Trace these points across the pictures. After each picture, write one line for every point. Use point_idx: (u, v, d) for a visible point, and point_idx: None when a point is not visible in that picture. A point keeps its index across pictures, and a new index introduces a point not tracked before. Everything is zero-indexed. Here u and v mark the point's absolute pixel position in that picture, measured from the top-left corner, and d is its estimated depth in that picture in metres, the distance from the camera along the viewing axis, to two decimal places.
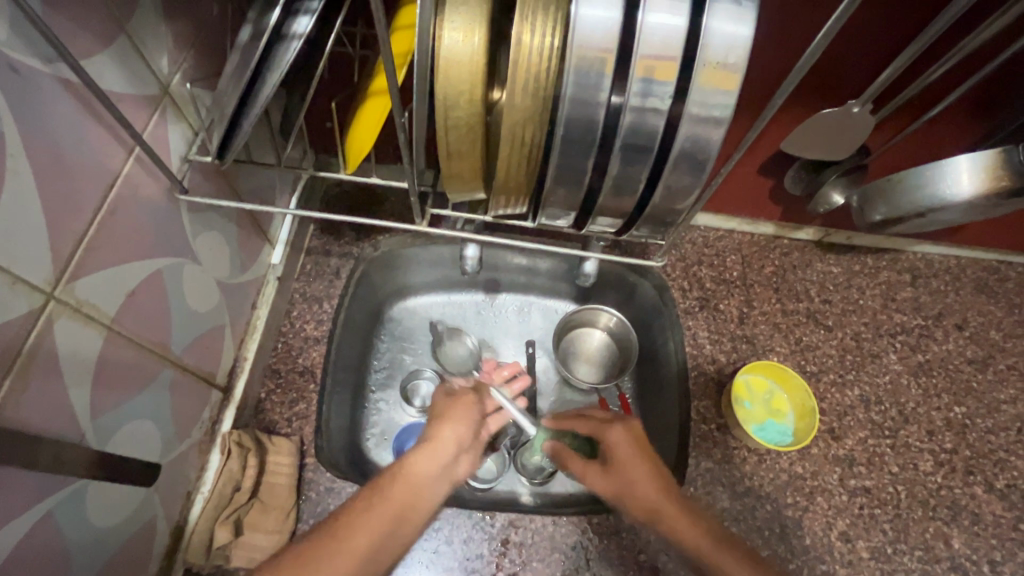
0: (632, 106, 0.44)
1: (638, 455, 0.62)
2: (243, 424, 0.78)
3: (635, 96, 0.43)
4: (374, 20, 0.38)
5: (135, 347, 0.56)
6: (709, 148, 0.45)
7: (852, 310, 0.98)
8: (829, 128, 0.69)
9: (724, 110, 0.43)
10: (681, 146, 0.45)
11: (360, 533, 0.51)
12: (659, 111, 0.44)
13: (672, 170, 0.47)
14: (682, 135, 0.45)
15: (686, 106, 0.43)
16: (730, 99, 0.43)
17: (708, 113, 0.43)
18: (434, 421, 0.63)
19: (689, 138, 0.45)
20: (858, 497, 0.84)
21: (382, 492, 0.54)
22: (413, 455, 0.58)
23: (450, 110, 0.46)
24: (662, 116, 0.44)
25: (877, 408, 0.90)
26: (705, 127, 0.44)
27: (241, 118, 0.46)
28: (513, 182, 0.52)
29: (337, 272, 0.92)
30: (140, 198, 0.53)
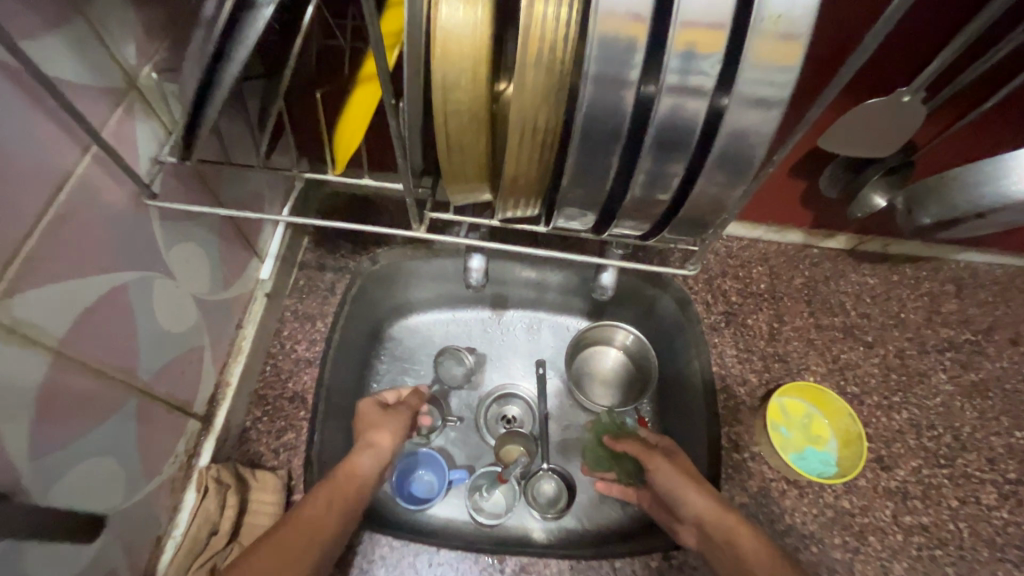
0: (671, 87, 0.37)
1: (686, 481, 0.68)
2: (224, 458, 0.70)
3: (674, 74, 0.36)
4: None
5: (92, 374, 0.49)
6: (762, 136, 0.38)
7: (893, 325, 0.90)
8: (874, 121, 0.62)
9: (782, 90, 0.36)
10: (728, 135, 0.38)
11: (309, 527, 0.58)
12: (702, 92, 0.37)
13: (717, 163, 0.40)
14: (728, 121, 0.38)
15: (737, 86, 0.36)
16: (790, 77, 0.36)
17: (764, 94, 0.36)
18: (367, 426, 0.69)
19: (738, 126, 0.38)
20: (916, 537, 0.74)
21: (329, 487, 0.62)
22: (358, 460, 0.65)
23: (450, 93, 0.39)
24: (706, 97, 0.37)
25: (928, 433, 0.81)
26: (758, 110, 0.37)
27: (209, 98, 0.40)
28: (523, 179, 0.45)
29: (332, 288, 0.85)
30: (99, 202, 0.47)
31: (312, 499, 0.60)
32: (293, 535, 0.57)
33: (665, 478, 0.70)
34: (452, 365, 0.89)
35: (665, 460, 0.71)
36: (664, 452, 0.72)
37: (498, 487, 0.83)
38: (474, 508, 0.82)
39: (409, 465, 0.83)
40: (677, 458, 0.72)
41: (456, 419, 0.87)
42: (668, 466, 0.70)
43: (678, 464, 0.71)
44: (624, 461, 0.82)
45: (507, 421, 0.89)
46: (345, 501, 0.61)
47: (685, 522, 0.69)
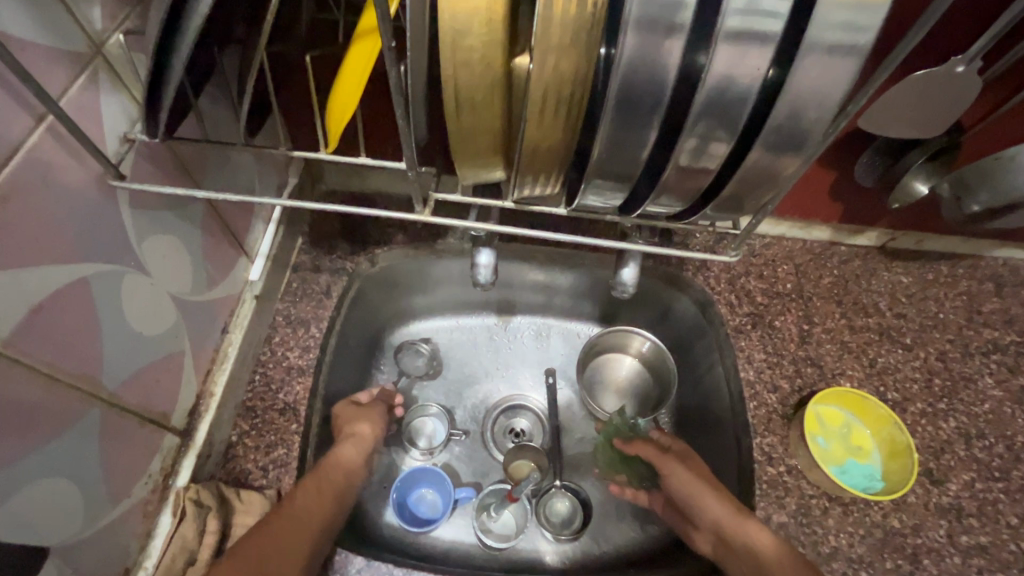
0: (729, 32, 0.31)
1: (703, 484, 0.65)
2: (206, 476, 0.64)
3: (736, 15, 0.30)
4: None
5: (43, 381, 0.42)
6: (833, 91, 0.32)
7: (931, 326, 0.83)
8: (922, 97, 0.56)
9: (865, 34, 0.30)
10: (796, 91, 0.33)
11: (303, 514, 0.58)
12: (767, 39, 0.31)
13: (778, 125, 0.34)
14: (796, 74, 0.32)
15: (812, 28, 0.30)
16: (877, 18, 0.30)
17: (843, 39, 0.30)
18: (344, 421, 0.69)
19: (805, 81, 0.32)
20: (974, 559, 0.67)
21: (316, 475, 0.62)
22: (342, 453, 0.66)
23: (460, 40, 0.33)
24: (772, 44, 0.31)
25: (980, 444, 0.74)
26: (833, 59, 0.31)
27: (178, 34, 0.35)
28: (546, 146, 0.39)
29: (327, 292, 0.77)
30: (53, 181, 0.41)
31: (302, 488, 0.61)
32: (286, 524, 0.57)
33: (679, 484, 0.67)
34: (413, 360, 0.81)
35: (680, 465, 0.68)
36: (679, 456, 0.69)
37: (507, 507, 0.76)
38: (481, 529, 0.74)
39: (410, 484, 0.75)
40: (694, 463, 0.68)
41: (461, 432, 0.80)
42: (683, 471, 0.67)
43: (694, 469, 0.68)
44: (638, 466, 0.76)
45: (516, 434, 0.82)
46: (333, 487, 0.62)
47: (700, 530, 0.65)
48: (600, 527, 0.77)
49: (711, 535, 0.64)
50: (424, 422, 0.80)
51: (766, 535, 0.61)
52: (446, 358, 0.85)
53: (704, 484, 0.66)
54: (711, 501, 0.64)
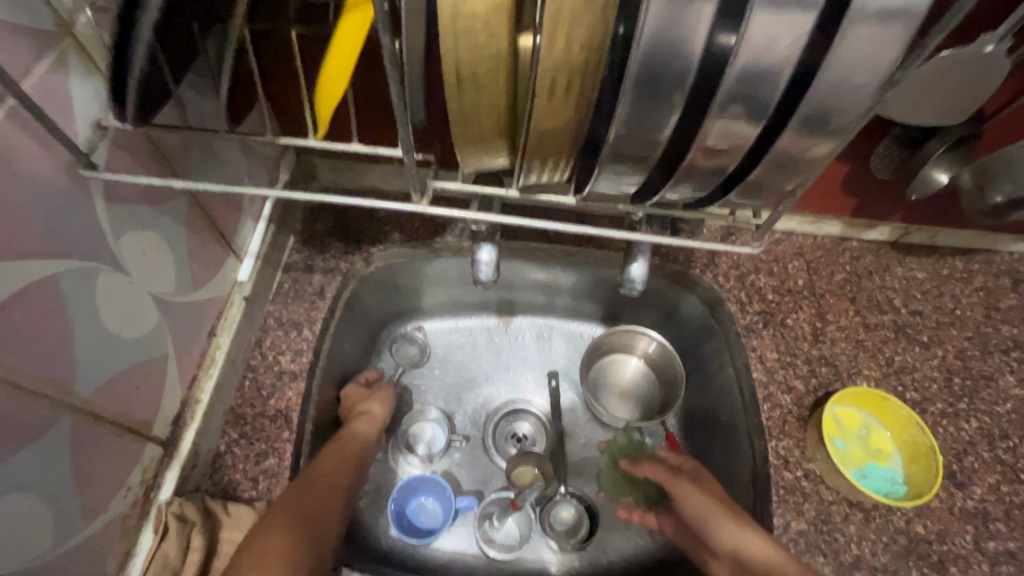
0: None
1: (719, 510, 0.61)
2: (192, 488, 0.60)
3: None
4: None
5: (5, 389, 0.39)
6: (877, 62, 0.29)
7: (948, 322, 0.80)
8: (947, 79, 0.53)
9: None
10: (836, 60, 0.30)
11: (328, 473, 0.58)
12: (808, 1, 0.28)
13: (815, 100, 0.31)
14: (840, 40, 0.29)
15: None
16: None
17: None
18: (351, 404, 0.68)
19: (848, 49, 0.29)
20: (1003, 566, 0.64)
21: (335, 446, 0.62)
22: (356, 427, 0.65)
23: (461, 5, 0.30)
24: (813, 7, 0.28)
25: (1003, 445, 0.71)
26: (881, 25, 0.28)
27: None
28: (555, 127, 0.35)
29: (321, 292, 0.74)
30: (14, 167, 0.37)
31: (325, 454, 0.61)
32: (314, 483, 0.56)
33: (693, 504, 0.63)
34: (407, 349, 0.80)
35: (691, 485, 0.64)
36: (689, 476, 0.66)
37: (511, 516, 0.72)
38: (484, 540, 0.71)
39: (407, 494, 0.71)
40: (707, 484, 0.64)
41: (461, 438, 0.77)
42: (694, 492, 0.63)
43: (707, 489, 0.64)
44: (643, 483, 0.76)
45: (518, 439, 0.78)
46: (350, 458, 0.62)
47: (718, 558, 0.60)
48: (607, 536, 0.73)
49: (730, 562, 0.59)
50: (423, 428, 0.77)
51: (790, 561, 0.56)
52: (445, 361, 0.81)
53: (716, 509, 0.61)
54: (727, 524, 0.59)
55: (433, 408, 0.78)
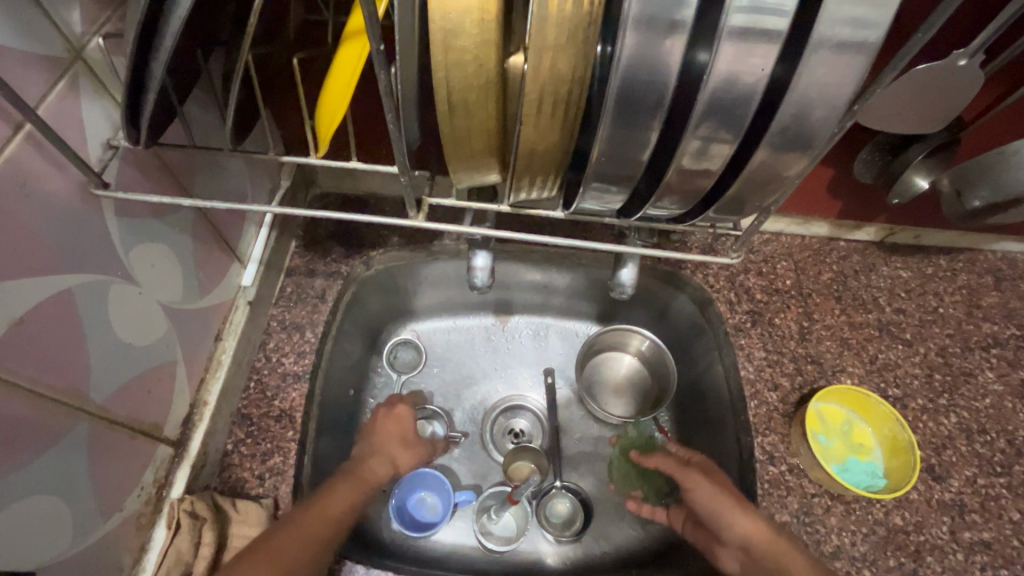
0: (731, 30, 0.30)
1: (729, 499, 0.61)
2: (202, 486, 0.63)
3: (740, 12, 0.29)
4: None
5: (26, 396, 0.41)
6: (840, 91, 0.31)
7: (931, 321, 0.83)
8: (923, 90, 0.55)
9: (875, 29, 0.29)
10: (802, 88, 0.32)
11: (329, 511, 0.57)
12: (773, 36, 0.30)
13: (783, 125, 0.33)
14: (804, 71, 0.31)
15: (818, 23, 0.29)
16: (889, 8, 0.29)
17: (852, 35, 0.30)
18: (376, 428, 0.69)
19: (812, 79, 0.31)
20: (978, 555, 0.67)
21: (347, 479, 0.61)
22: (368, 464, 0.64)
23: (451, 38, 0.32)
24: (776, 42, 0.30)
25: (981, 439, 0.74)
26: (841, 57, 0.30)
27: (158, 32, 0.34)
28: (542, 148, 0.37)
29: (322, 295, 0.77)
30: (31, 188, 0.39)
31: (335, 488, 0.60)
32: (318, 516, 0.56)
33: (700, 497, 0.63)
34: (403, 354, 0.82)
35: (701, 476, 0.63)
36: (699, 467, 0.65)
37: (508, 509, 0.75)
38: (482, 532, 0.74)
39: (409, 490, 0.74)
40: (716, 475, 0.64)
41: (459, 434, 0.79)
42: (707, 484, 0.63)
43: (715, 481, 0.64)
44: (654, 479, 0.76)
45: (515, 435, 0.81)
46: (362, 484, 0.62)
47: (727, 547, 0.61)
48: (601, 529, 0.76)
49: (738, 552, 0.60)
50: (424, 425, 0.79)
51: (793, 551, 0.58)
52: (444, 360, 0.84)
53: (730, 500, 0.61)
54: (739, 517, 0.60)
55: (433, 406, 0.80)
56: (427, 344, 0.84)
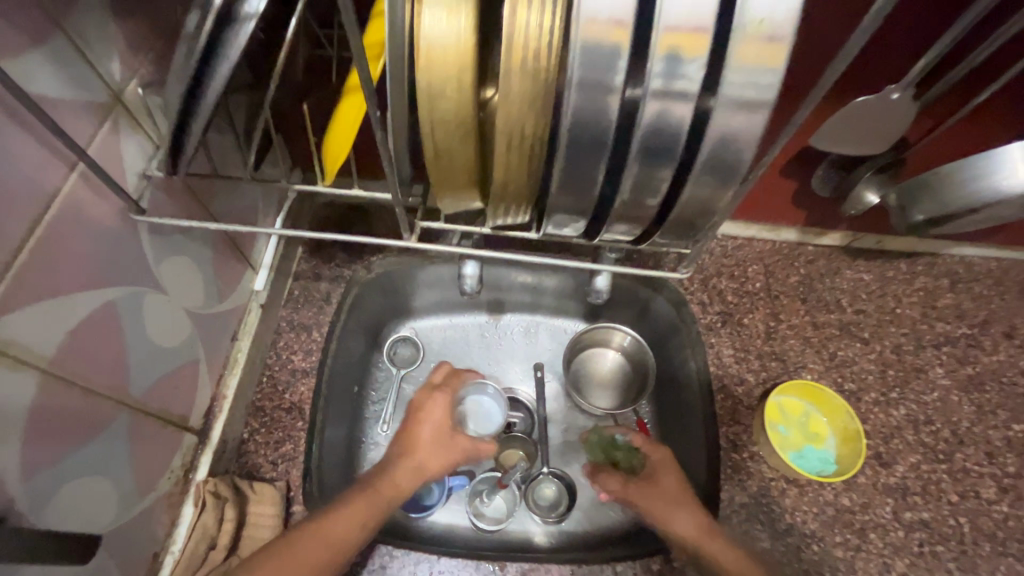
0: (653, 92, 0.36)
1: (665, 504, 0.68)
2: (222, 470, 0.71)
3: (657, 79, 0.35)
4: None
5: (80, 391, 0.48)
6: (750, 139, 0.37)
7: (888, 320, 0.90)
8: (862, 120, 0.62)
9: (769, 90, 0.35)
10: (720, 138, 0.37)
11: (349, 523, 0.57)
12: (687, 96, 0.36)
13: (708, 167, 0.39)
14: (717, 124, 0.36)
15: (720, 88, 0.35)
16: (774, 79, 0.34)
17: (745, 95, 0.35)
18: (412, 418, 0.66)
19: (730, 131, 0.37)
20: (917, 533, 0.75)
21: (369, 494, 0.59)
22: (395, 477, 0.61)
23: (435, 101, 0.38)
24: (690, 102, 0.36)
25: (927, 429, 0.82)
26: (751, 114, 0.36)
27: (198, 108, 0.38)
28: (513, 184, 0.43)
29: (327, 298, 0.84)
30: (84, 219, 0.46)
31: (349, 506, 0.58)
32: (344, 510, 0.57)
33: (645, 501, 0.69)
34: (402, 348, 0.89)
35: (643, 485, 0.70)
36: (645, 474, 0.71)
37: (498, 493, 0.83)
38: (475, 514, 0.82)
39: None
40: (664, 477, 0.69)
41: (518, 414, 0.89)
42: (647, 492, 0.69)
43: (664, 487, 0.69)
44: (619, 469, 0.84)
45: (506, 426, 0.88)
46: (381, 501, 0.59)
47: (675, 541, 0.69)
48: (582, 508, 0.84)
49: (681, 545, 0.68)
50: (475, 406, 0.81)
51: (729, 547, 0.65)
52: (441, 355, 0.90)
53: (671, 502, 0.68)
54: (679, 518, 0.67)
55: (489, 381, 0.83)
56: (424, 342, 0.91)
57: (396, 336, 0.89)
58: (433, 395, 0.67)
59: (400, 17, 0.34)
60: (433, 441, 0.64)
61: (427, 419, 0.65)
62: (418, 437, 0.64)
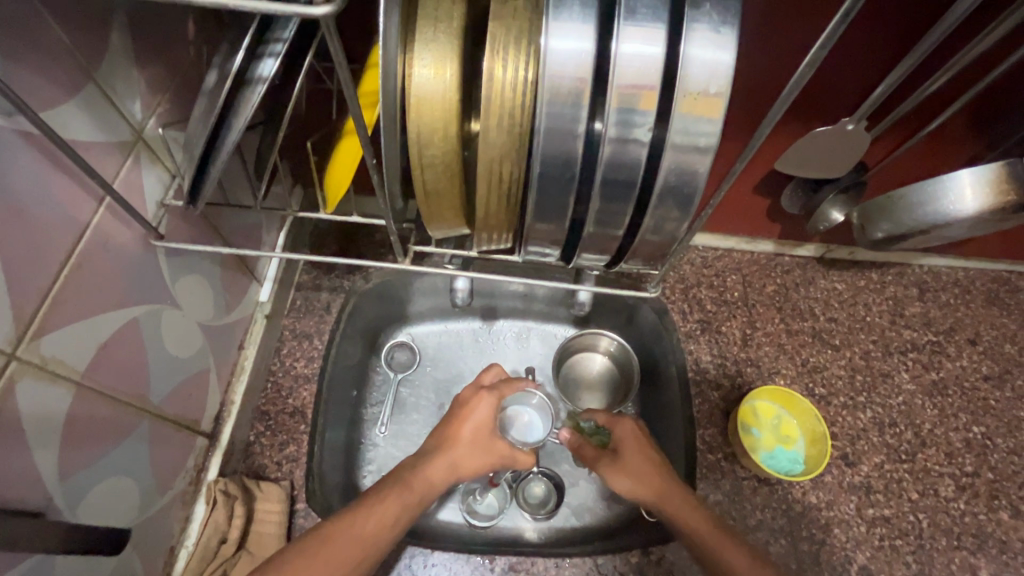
0: (611, 138, 0.40)
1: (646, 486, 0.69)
2: (231, 471, 0.76)
3: (612, 127, 0.39)
4: (325, 36, 0.33)
5: (107, 401, 0.54)
6: (699, 180, 0.41)
7: (858, 328, 0.95)
8: (822, 146, 0.67)
9: (712, 138, 0.39)
10: (670, 178, 0.41)
11: (379, 519, 0.62)
12: (641, 141, 0.40)
13: (660, 201, 0.42)
14: (666, 167, 0.40)
15: (667, 135, 0.39)
16: (715, 128, 0.39)
17: (691, 142, 0.39)
18: (457, 414, 0.71)
19: (680, 173, 0.41)
20: (878, 528, 0.80)
21: (398, 490, 0.64)
22: (425, 474, 0.66)
23: (424, 148, 0.43)
24: (644, 146, 0.40)
25: (891, 431, 0.87)
26: (699, 158, 0.40)
27: (214, 154, 0.44)
28: (493, 217, 0.47)
29: (328, 307, 0.90)
30: (111, 246, 0.51)
31: (383, 501, 0.63)
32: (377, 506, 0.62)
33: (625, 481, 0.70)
34: (398, 354, 0.94)
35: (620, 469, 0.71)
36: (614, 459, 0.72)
37: (490, 491, 0.88)
38: (468, 511, 0.87)
39: None
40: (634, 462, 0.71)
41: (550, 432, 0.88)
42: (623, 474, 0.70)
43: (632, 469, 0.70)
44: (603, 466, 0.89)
45: None
46: (411, 500, 0.64)
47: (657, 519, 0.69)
48: (571, 505, 0.89)
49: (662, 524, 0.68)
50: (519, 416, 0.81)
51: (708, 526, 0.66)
52: (436, 359, 0.94)
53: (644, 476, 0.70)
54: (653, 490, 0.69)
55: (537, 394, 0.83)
56: (421, 347, 0.95)
57: (392, 343, 0.95)
58: (480, 395, 0.71)
59: (392, 77, 0.38)
60: (473, 439, 0.69)
61: (472, 417, 0.70)
62: (460, 432, 0.69)
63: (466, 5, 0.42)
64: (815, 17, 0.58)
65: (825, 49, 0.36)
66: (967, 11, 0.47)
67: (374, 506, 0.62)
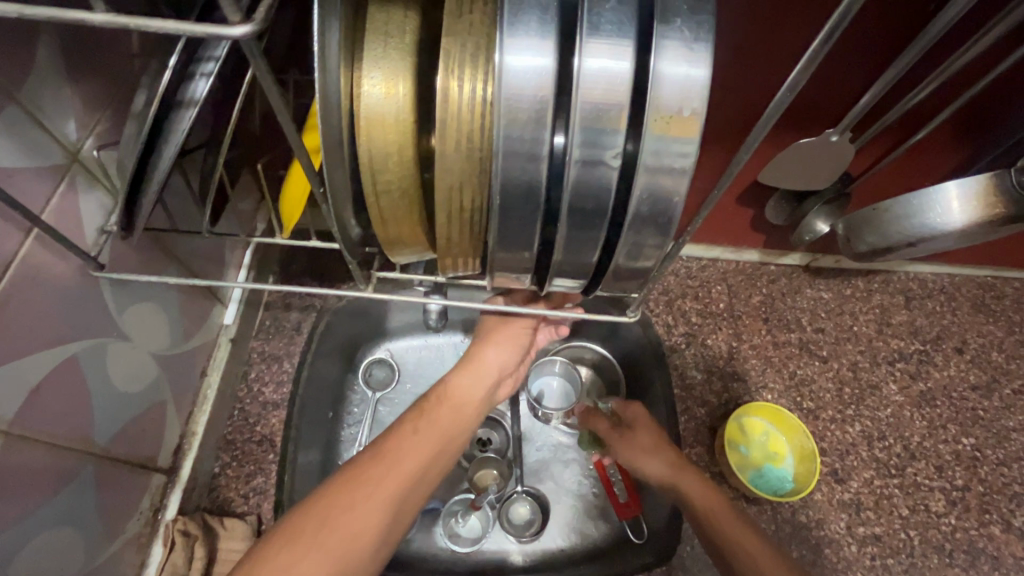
0: (578, 162, 0.36)
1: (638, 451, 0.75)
2: (193, 506, 0.72)
3: (578, 149, 0.36)
4: (250, 58, 0.29)
5: (44, 448, 0.50)
6: (675, 204, 0.38)
7: (846, 338, 0.93)
8: (803, 157, 0.65)
9: (689, 160, 0.36)
10: (645, 203, 0.38)
11: (412, 448, 0.57)
12: (611, 165, 0.37)
13: (634, 227, 0.39)
14: (639, 191, 0.37)
15: (639, 157, 0.36)
16: (691, 151, 0.36)
17: (665, 165, 0.36)
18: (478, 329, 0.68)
19: (654, 197, 0.37)
20: (869, 547, 0.78)
21: (429, 415, 0.61)
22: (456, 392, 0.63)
23: (377, 173, 0.40)
24: (614, 170, 0.37)
25: (880, 444, 0.85)
26: (676, 181, 0.37)
27: (145, 184, 0.40)
28: (456, 243, 0.44)
29: (298, 327, 0.85)
30: (42, 280, 0.47)
31: (413, 430, 0.59)
32: (411, 433, 0.58)
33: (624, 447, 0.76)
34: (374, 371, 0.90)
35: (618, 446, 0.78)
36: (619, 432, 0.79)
37: (473, 513, 0.84)
38: (450, 535, 0.83)
39: None
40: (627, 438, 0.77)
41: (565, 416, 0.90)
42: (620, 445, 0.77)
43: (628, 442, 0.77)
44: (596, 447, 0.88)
45: (482, 443, 0.90)
46: (442, 424, 0.60)
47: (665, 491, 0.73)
48: (557, 527, 0.86)
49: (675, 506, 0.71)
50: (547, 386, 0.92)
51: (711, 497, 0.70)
52: (415, 376, 0.90)
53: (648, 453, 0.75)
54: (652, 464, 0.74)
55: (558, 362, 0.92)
56: (398, 363, 0.91)
57: (365, 361, 0.90)
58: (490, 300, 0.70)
59: (334, 99, 0.35)
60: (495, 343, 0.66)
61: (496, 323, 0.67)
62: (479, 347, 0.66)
63: (419, 20, 0.39)
64: (796, 26, 0.55)
65: (807, 71, 0.32)
66: (955, 15, 0.45)
67: (404, 437, 0.58)
